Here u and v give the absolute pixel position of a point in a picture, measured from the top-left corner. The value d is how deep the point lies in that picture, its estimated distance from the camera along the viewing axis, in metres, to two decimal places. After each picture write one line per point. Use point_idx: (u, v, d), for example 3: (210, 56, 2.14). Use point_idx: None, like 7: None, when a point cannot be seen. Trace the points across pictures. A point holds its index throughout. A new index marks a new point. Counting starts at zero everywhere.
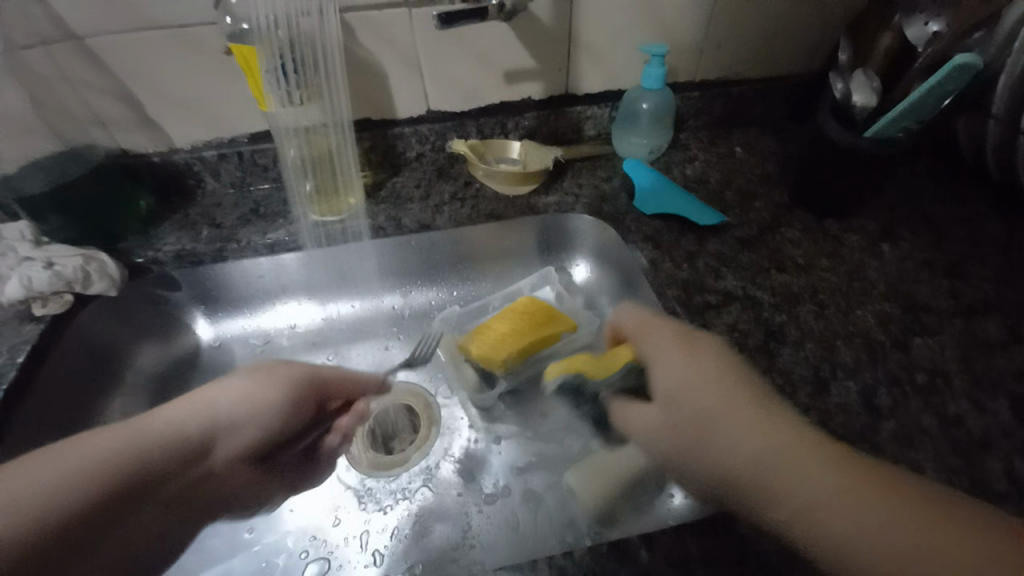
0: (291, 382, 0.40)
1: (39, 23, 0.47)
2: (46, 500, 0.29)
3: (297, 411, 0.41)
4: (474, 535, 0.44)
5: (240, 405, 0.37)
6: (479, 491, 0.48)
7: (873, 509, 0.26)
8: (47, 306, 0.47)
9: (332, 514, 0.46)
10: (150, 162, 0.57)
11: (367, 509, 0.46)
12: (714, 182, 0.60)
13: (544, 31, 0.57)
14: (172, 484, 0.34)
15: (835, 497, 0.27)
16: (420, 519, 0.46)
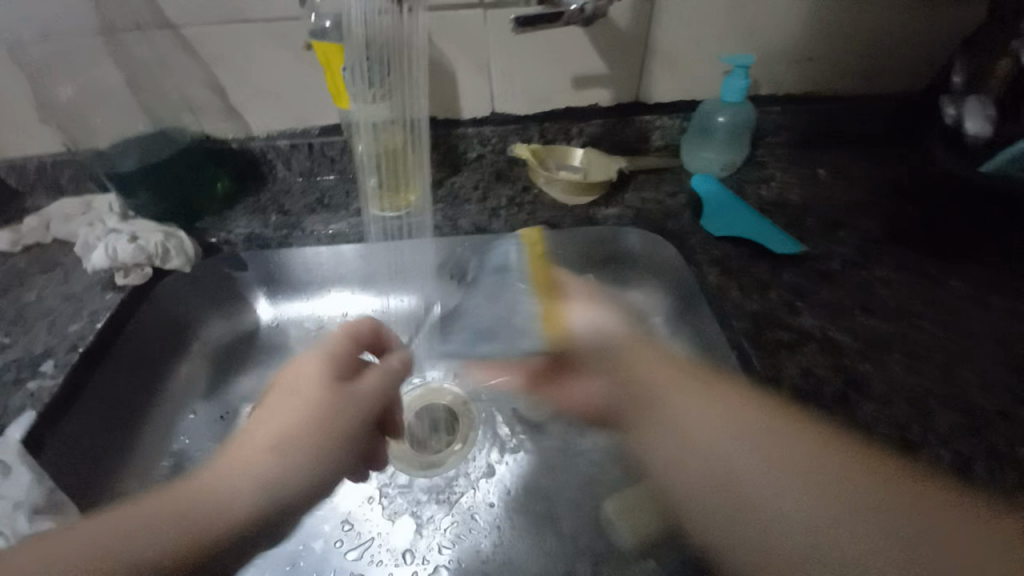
0: (295, 388, 0.35)
1: (143, 13, 0.50)
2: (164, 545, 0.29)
3: (319, 398, 0.35)
4: (505, 551, 0.43)
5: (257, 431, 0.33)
6: (511, 504, 0.47)
7: (768, 462, 0.33)
8: (129, 277, 0.51)
9: (364, 503, 0.47)
10: (231, 149, 0.60)
11: (400, 510, 0.46)
12: (795, 207, 0.56)
13: (620, 37, 0.54)
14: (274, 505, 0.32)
15: (770, 464, 0.33)
16: (454, 527, 0.45)
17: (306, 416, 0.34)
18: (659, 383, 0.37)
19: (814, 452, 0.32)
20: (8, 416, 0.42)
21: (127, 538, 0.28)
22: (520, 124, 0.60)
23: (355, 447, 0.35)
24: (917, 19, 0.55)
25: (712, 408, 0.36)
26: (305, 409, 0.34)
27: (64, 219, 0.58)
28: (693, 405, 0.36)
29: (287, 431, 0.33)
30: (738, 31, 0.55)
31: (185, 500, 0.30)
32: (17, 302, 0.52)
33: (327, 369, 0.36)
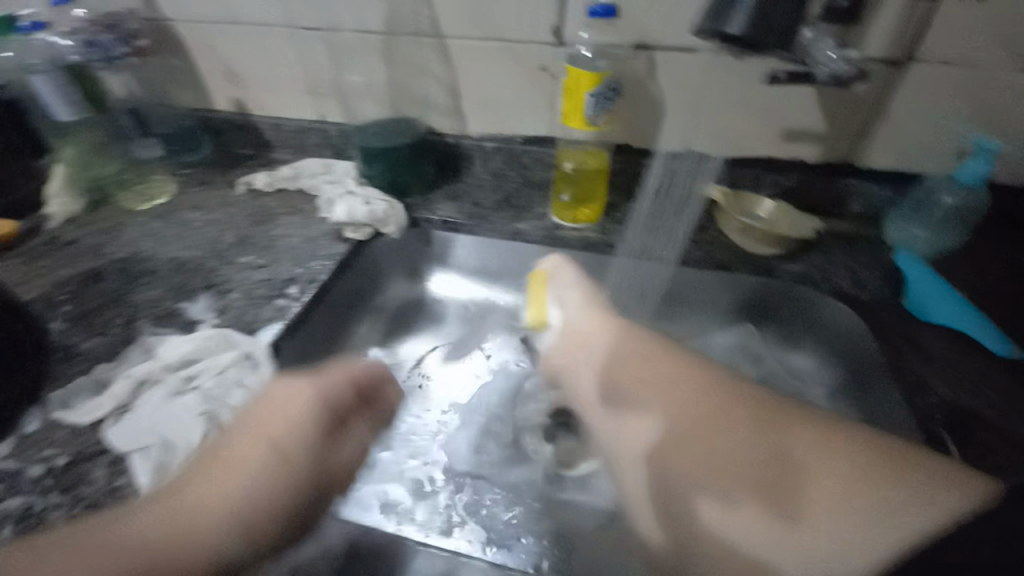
0: (259, 422, 0.38)
1: (421, 22, 0.61)
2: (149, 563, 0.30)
3: (271, 437, 0.37)
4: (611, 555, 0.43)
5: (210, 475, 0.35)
6: None
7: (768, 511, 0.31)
8: (355, 232, 0.61)
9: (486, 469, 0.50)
10: (444, 142, 0.69)
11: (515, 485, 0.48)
12: (1018, 306, 0.50)
13: (849, 99, 0.54)
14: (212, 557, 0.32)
15: (725, 496, 0.33)
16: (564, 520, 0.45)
17: (246, 445, 0.37)
18: (642, 370, 0.42)
19: (880, 486, 0.29)
20: (263, 323, 0.52)
21: (122, 560, 0.29)
22: (699, 163, 0.62)
23: (305, 493, 0.37)
24: None
25: (696, 454, 0.35)
26: (250, 439, 0.37)
27: (309, 174, 0.71)
28: (687, 460, 0.35)
29: (244, 458, 0.36)
30: (989, 111, 0.51)
31: (203, 508, 0.33)
32: (268, 233, 0.65)
33: (300, 413, 0.39)
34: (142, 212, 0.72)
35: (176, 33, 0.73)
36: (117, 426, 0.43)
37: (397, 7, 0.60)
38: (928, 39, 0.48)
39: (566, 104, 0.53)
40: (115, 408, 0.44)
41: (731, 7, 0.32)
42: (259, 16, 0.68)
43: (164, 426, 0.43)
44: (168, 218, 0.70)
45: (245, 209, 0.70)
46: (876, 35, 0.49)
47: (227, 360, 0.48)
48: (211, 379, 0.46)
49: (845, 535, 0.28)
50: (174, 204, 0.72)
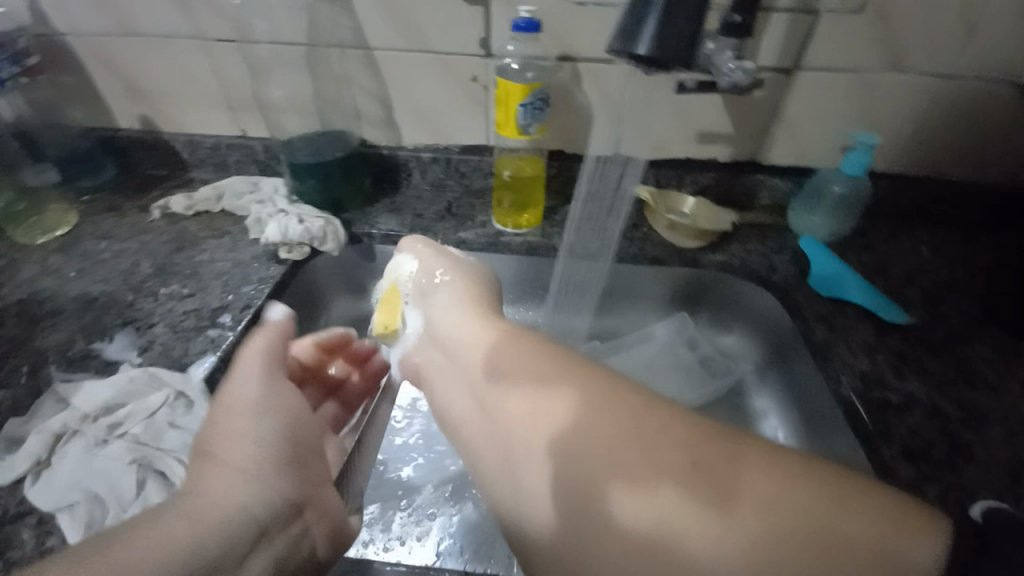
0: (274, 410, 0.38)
1: (344, 33, 0.59)
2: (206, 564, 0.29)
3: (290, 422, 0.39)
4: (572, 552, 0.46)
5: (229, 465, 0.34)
6: None
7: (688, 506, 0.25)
8: (291, 252, 0.59)
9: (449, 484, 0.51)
10: (379, 154, 0.68)
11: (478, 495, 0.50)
12: (899, 278, 0.59)
13: (751, 102, 0.59)
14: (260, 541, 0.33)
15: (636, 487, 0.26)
16: None
17: (266, 430, 0.37)
18: (555, 410, 0.30)
19: (810, 484, 0.24)
20: (194, 357, 0.49)
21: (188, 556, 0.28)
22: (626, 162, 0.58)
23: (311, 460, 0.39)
24: None
25: (597, 434, 0.28)
26: (261, 424, 0.37)
27: (234, 194, 0.67)
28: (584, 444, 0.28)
29: (247, 437, 0.36)
30: (864, 110, 0.59)
31: (221, 501, 0.32)
32: (192, 260, 0.60)
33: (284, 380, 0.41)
34: (38, 244, 0.64)
35: (67, 47, 0.66)
36: (35, 486, 0.38)
37: (319, 18, 0.59)
38: (807, 49, 0.55)
39: (498, 114, 0.54)
40: (30, 466, 0.40)
41: (636, 31, 0.34)
42: (163, 26, 0.63)
43: (89, 480, 0.39)
44: (71, 249, 0.63)
45: (163, 235, 0.65)
46: (766, 45, 0.55)
47: (157, 401, 0.44)
48: (141, 423, 0.43)
49: (769, 533, 0.23)
50: (76, 234, 0.65)
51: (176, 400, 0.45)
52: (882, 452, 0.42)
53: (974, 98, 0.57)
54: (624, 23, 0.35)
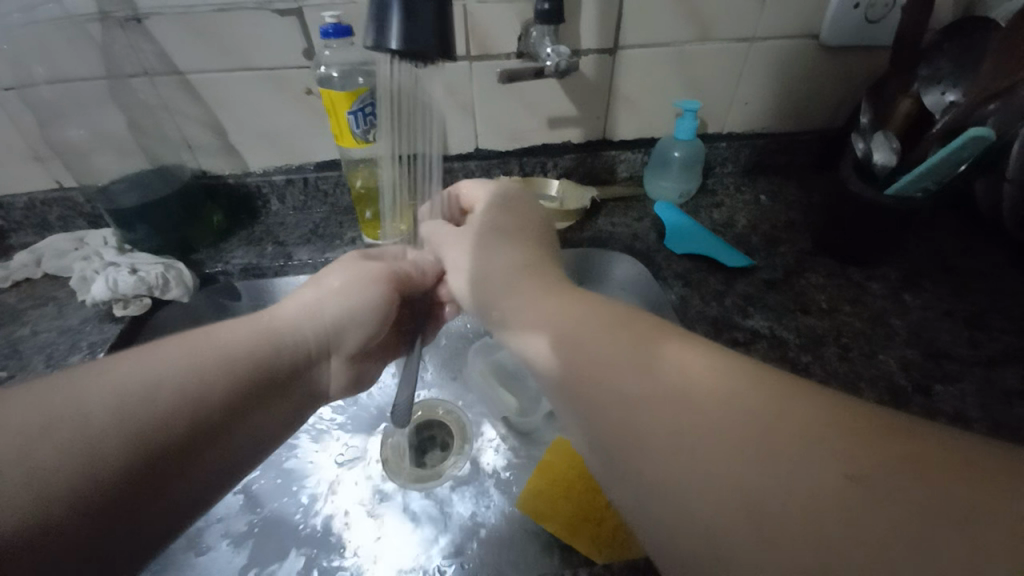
0: (321, 322, 0.41)
1: (149, 59, 0.54)
2: (115, 403, 0.29)
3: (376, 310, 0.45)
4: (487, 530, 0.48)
5: (198, 363, 0.34)
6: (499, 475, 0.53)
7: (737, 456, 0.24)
8: (127, 307, 0.53)
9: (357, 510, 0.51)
10: (227, 183, 0.63)
11: (387, 512, 0.51)
12: (743, 227, 0.65)
13: (587, 84, 0.62)
14: (188, 448, 0.31)
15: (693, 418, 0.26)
16: (439, 512, 0.50)
17: (291, 337, 0.39)
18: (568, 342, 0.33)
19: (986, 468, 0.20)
20: None
21: (160, 381, 0.31)
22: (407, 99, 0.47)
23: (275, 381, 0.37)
24: (829, 74, 0.65)
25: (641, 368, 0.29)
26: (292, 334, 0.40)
27: (56, 254, 0.59)
28: (611, 370, 0.30)
29: (264, 336, 0.38)
30: (686, 81, 0.64)
31: (168, 363, 0.32)
32: (10, 337, 0.52)
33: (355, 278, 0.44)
34: None
35: None
36: None
37: (115, 46, 0.53)
38: (623, 29, 0.58)
39: (332, 124, 0.53)
40: None
41: (386, 24, 0.32)
42: None
43: None
44: None
45: None
46: (587, 29, 0.58)
47: None
48: None
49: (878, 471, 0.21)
50: None
51: None
52: None
53: (775, 58, 0.63)
54: (371, 17, 0.33)
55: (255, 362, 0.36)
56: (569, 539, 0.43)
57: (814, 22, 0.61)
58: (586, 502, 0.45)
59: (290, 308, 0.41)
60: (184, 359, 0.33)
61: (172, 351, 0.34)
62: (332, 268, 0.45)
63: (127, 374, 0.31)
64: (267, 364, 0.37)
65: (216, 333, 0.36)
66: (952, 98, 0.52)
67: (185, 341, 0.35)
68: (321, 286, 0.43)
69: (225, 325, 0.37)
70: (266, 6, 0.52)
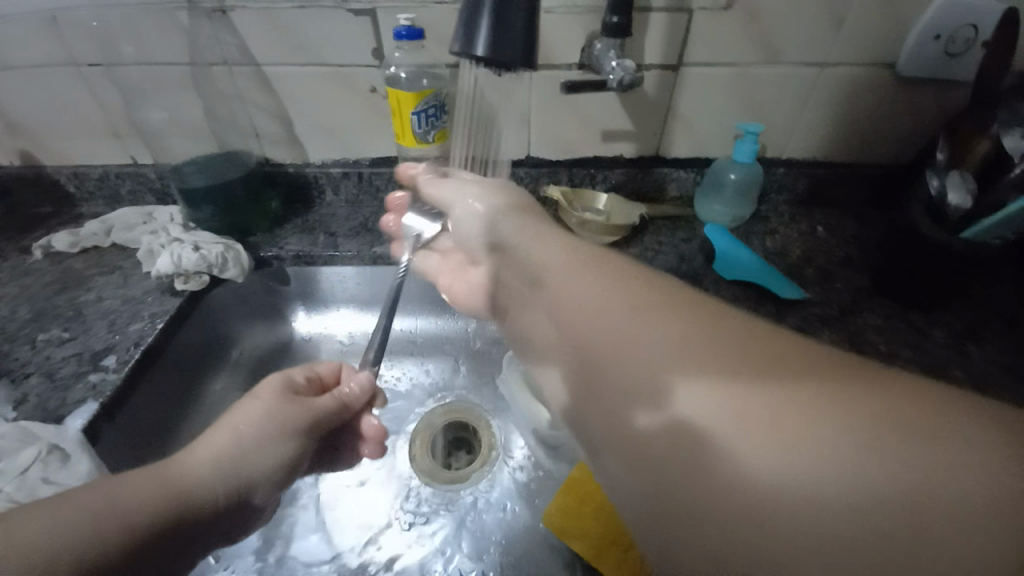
0: (231, 449, 0.37)
1: (229, 50, 0.57)
2: (49, 542, 0.28)
3: (287, 440, 0.39)
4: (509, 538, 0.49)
5: (141, 495, 0.32)
6: (525, 484, 0.53)
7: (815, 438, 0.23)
8: (188, 283, 0.55)
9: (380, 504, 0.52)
10: (286, 172, 0.66)
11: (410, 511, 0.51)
12: (796, 258, 0.62)
13: (646, 100, 0.62)
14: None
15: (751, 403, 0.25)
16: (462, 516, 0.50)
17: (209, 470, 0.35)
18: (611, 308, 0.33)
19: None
20: (72, 406, 0.45)
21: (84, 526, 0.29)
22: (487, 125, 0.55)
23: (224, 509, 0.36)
24: (902, 105, 0.63)
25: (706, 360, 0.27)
26: (211, 465, 0.36)
27: (126, 226, 0.63)
28: (666, 345, 0.29)
29: (181, 476, 0.34)
30: (748, 103, 0.62)
31: (90, 501, 0.31)
32: (78, 301, 0.55)
33: (273, 408, 0.39)
34: None
35: None
36: None
37: (200, 36, 0.56)
38: (689, 48, 0.58)
39: (395, 124, 0.54)
40: None
41: (473, 33, 0.33)
42: (26, 50, 0.58)
43: None
44: None
45: (45, 277, 0.59)
46: (652, 45, 0.57)
47: (28, 457, 0.40)
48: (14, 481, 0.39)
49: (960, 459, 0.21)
50: None
51: (49, 455, 0.40)
52: None
53: (845, 86, 0.61)
54: (459, 26, 0.33)
55: (195, 488, 0.34)
56: (594, 560, 0.42)
57: (892, 52, 0.58)
58: (614, 525, 0.43)
59: (207, 436, 0.37)
60: (108, 501, 0.31)
61: (97, 494, 0.31)
62: (246, 403, 0.40)
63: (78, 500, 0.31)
64: (200, 497, 0.34)
65: (134, 475, 0.33)
66: None
67: (98, 487, 0.32)
68: (235, 420, 0.38)
69: (138, 469, 0.34)
70: (343, 6, 0.54)
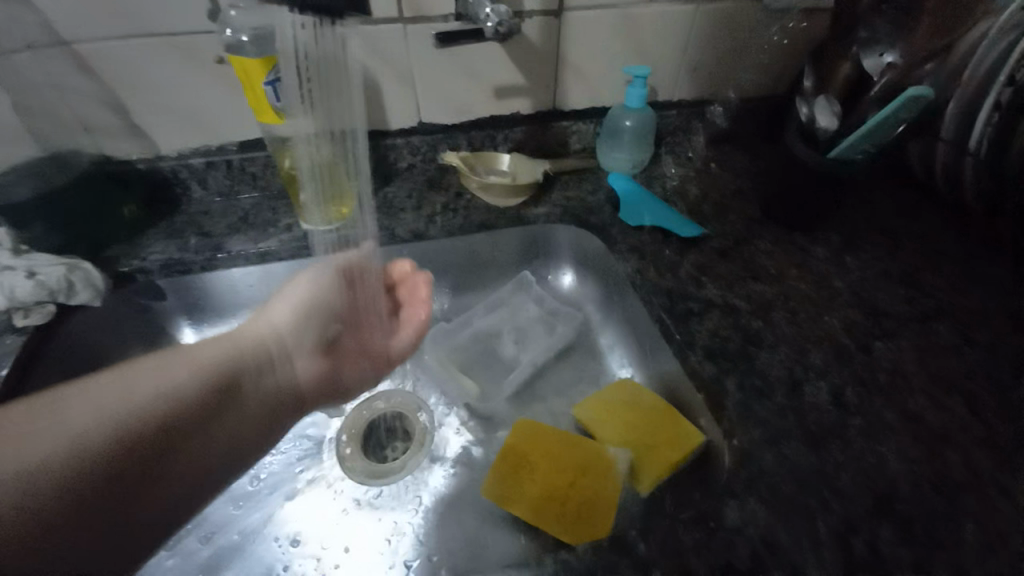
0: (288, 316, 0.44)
1: (20, 24, 0.46)
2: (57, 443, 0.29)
3: (325, 314, 0.45)
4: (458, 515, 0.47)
5: (165, 386, 0.35)
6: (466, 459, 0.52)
7: None
8: (29, 316, 0.46)
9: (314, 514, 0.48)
10: (137, 169, 0.56)
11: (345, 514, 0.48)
12: (695, 196, 0.64)
13: (532, 50, 0.59)
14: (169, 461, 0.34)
15: None
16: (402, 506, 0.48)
17: (220, 366, 0.38)
18: None
19: None
20: None
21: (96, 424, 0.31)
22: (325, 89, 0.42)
23: (238, 390, 0.38)
24: (772, 38, 0.65)
25: None
26: (217, 365, 0.38)
27: None
28: None
29: (206, 368, 0.37)
30: (632, 46, 0.61)
31: (100, 407, 0.32)
32: None
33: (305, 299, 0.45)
34: None
35: None
36: None
37: None
38: None
39: (250, 98, 0.48)
40: None
41: None
42: None
43: None
44: None
45: None
46: None
47: None
48: None
49: None
50: None
51: None
52: (691, 359, 0.47)
53: (720, 21, 0.62)
54: None
55: (212, 374, 0.37)
56: (533, 519, 0.42)
57: None
58: (547, 481, 0.44)
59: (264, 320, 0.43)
60: (120, 401, 0.33)
61: (103, 392, 0.33)
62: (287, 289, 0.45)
63: (76, 404, 0.32)
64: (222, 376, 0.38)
65: (155, 370, 0.36)
66: (890, 60, 0.52)
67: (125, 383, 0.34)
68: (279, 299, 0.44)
69: (164, 360, 0.37)
70: None
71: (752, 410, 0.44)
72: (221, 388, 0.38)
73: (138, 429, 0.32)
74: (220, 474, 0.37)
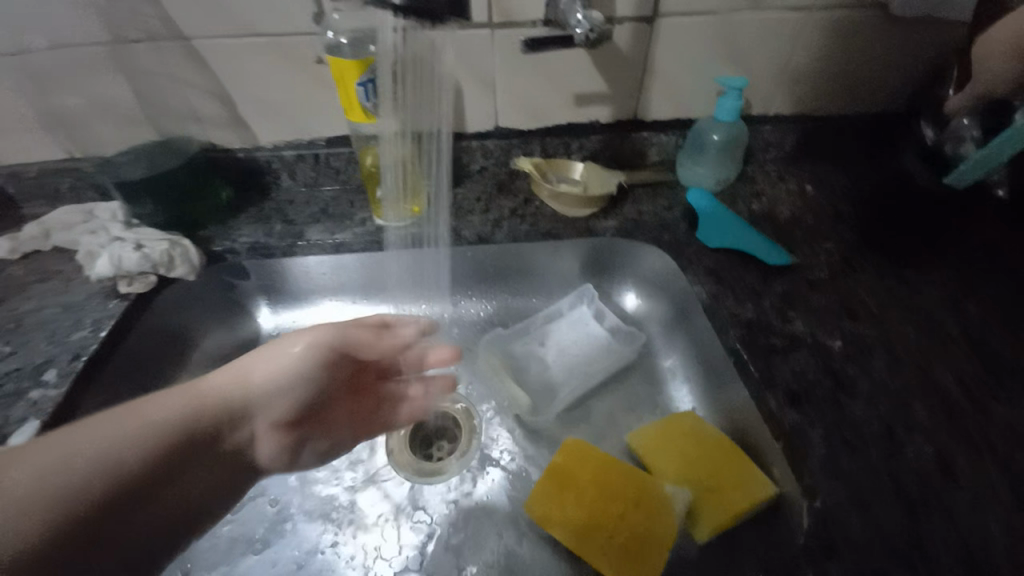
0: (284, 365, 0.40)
1: (153, 24, 0.51)
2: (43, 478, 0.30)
3: (323, 367, 0.42)
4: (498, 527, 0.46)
5: (151, 425, 0.34)
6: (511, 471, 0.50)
7: None
8: (133, 285, 0.52)
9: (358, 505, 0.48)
10: (235, 158, 0.61)
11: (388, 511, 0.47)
12: (784, 219, 0.59)
13: (618, 57, 0.56)
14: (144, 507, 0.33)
15: None
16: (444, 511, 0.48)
17: (200, 412, 0.36)
18: None
19: None
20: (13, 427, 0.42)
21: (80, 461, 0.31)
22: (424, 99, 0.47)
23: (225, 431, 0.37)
24: (894, 48, 0.58)
25: None
26: (200, 411, 0.37)
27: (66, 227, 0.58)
28: None
29: (188, 415, 0.36)
30: (728, 54, 0.57)
31: (85, 441, 0.32)
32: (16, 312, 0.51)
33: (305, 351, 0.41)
34: None
35: None
36: None
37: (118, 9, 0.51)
38: None
39: (341, 97, 0.50)
40: None
41: None
42: None
43: None
44: None
45: None
46: None
47: None
48: None
49: None
50: None
51: None
52: (767, 400, 0.42)
53: (833, 29, 0.56)
54: None
55: (194, 422, 0.36)
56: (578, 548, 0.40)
57: None
58: (596, 509, 0.41)
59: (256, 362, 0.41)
60: (100, 440, 0.32)
61: (79, 434, 0.32)
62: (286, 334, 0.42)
63: (71, 439, 0.32)
64: (204, 421, 0.36)
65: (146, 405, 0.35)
66: None
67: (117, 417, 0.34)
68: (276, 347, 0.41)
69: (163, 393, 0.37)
70: None
71: (837, 465, 0.38)
72: (203, 430, 0.36)
73: (127, 460, 0.32)
74: (201, 510, 0.37)
